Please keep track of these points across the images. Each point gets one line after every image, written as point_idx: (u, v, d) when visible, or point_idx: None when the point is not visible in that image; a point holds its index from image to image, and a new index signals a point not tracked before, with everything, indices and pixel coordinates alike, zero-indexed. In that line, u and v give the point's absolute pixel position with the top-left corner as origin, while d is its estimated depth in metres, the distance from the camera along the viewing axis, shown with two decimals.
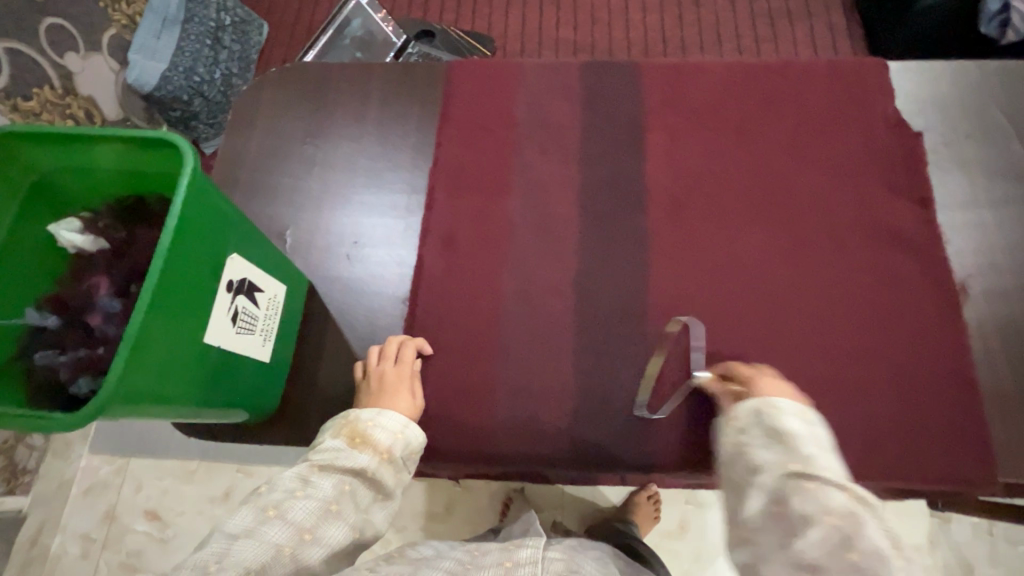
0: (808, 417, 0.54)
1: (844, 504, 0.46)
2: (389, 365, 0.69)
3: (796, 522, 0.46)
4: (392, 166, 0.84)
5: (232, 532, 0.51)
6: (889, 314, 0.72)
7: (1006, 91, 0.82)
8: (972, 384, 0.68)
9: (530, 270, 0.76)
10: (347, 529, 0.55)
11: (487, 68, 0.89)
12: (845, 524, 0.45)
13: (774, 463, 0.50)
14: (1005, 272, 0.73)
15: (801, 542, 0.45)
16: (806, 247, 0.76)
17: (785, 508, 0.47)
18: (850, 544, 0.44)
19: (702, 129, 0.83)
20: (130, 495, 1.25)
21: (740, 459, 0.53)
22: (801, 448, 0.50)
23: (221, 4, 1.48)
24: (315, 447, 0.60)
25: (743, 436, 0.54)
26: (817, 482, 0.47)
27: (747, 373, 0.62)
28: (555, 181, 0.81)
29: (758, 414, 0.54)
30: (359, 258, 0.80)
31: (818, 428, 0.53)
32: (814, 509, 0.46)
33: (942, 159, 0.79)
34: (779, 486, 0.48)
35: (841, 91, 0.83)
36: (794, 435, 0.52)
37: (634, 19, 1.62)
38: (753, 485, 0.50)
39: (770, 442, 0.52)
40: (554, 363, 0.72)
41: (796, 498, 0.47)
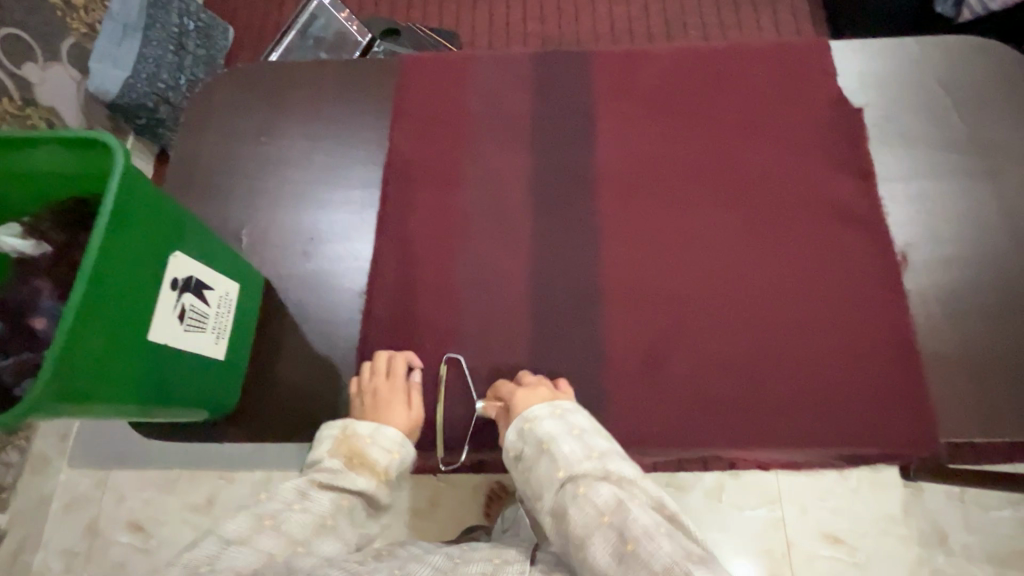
0: (561, 415, 0.63)
1: (606, 493, 0.53)
2: (381, 380, 0.69)
3: (579, 531, 0.52)
4: (346, 162, 0.85)
5: (226, 537, 0.51)
6: (835, 286, 0.74)
7: (944, 65, 0.84)
8: (912, 351, 0.70)
9: (485, 259, 0.77)
10: (340, 544, 0.56)
11: (439, 62, 0.89)
12: (615, 518, 0.51)
13: (549, 475, 0.57)
14: (945, 240, 0.75)
15: (587, 550, 0.51)
16: (754, 223, 0.77)
17: (565, 522, 0.53)
18: (625, 533, 0.50)
19: (650, 113, 0.84)
20: (111, 507, 1.22)
21: (527, 481, 0.60)
22: (559, 452, 0.58)
23: (182, 8, 1.45)
24: (314, 464, 0.61)
25: (524, 459, 0.61)
26: (583, 485, 0.55)
27: (507, 389, 0.68)
28: (509, 171, 0.82)
29: (522, 431, 0.62)
30: (317, 254, 0.80)
31: (573, 421, 0.62)
32: (588, 512, 0.52)
33: (883, 133, 0.81)
34: (559, 501, 0.55)
35: (784, 72, 0.85)
36: (553, 441, 0.60)
37: (599, 10, 1.63)
38: (545, 506, 0.57)
39: (538, 457, 0.60)
40: (511, 350, 0.73)
41: (571, 508, 0.54)
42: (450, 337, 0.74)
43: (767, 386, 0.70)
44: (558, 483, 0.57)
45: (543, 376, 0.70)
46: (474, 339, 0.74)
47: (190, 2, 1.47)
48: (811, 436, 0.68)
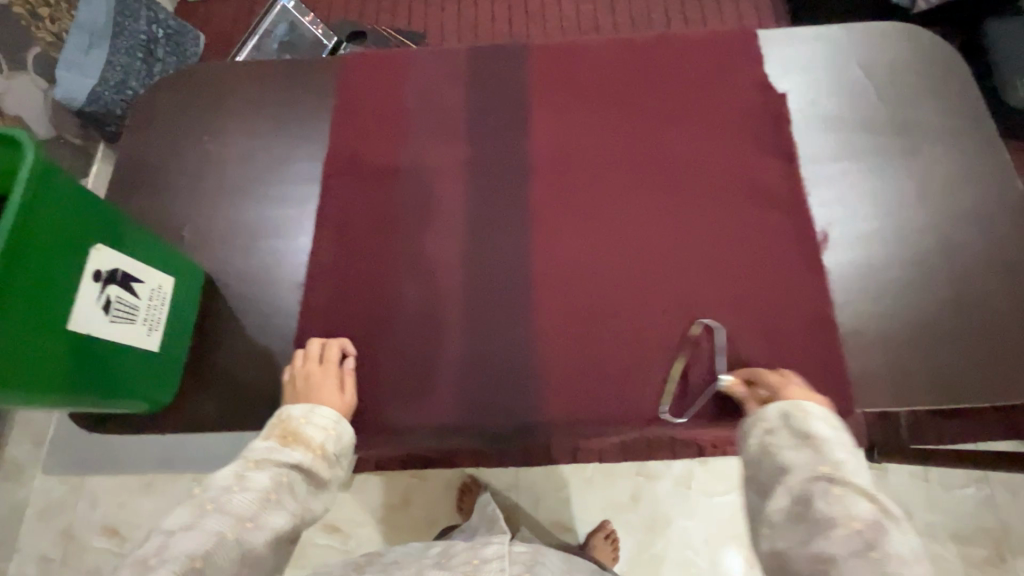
0: (836, 424, 0.58)
1: (865, 507, 0.49)
2: (315, 367, 0.72)
3: (818, 520, 0.49)
4: (287, 159, 0.87)
5: (169, 528, 0.51)
6: (757, 264, 0.76)
7: (862, 51, 0.88)
8: (830, 323, 0.73)
9: (421, 250, 0.80)
10: (288, 515, 0.56)
11: (379, 60, 0.92)
12: (867, 528, 0.47)
13: (805, 464, 0.54)
14: (863, 218, 0.78)
15: (821, 540, 0.48)
16: (680, 207, 0.80)
17: (808, 506, 0.51)
18: (872, 545, 0.45)
19: (581, 103, 0.87)
20: (86, 512, 1.23)
21: (769, 460, 0.57)
22: (831, 451, 0.54)
23: (151, 16, 1.46)
24: (248, 448, 0.61)
25: (775, 439, 0.59)
26: (841, 486, 0.51)
27: (774, 380, 0.66)
28: (445, 163, 0.84)
29: (788, 418, 0.59)
30: (259, 249, 0.82)
31: (847, 436, 0.57)
32: (838, 511, 0.49)
33: (805, 117, 0.84)
34: (802, 485, 0.52)
35: (709, 59, 0.88)
36: (822, 438, 0.56)
37: (564, 9, 1.66)
38: (782, 484, 0.54)
39: (800, 445, 0.56)
40: (445, 335, 0.76)
41: (819, 498, 0.50)
42: (387, 324, 0.76)
43: (692, 363, 0.73)
44: (813, 472, 0.53)
45: (805, 383, 0.66)
46: (412, 324, 0.76)
47: (159, 10, 1.47)
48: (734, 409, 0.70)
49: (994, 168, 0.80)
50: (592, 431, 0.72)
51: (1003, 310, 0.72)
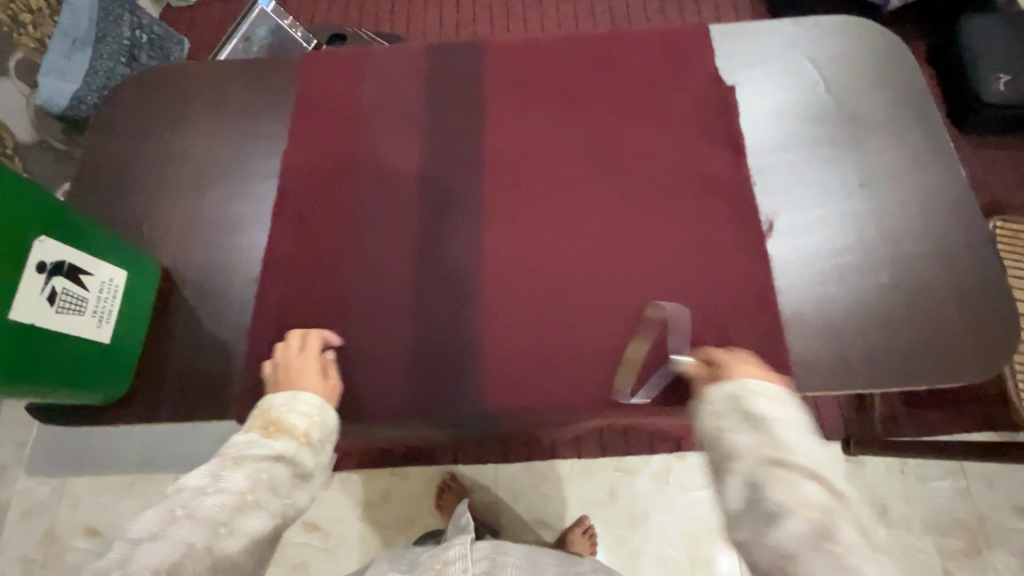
0: (784, 400, 0.56)
1: (814, 492, 0.47)
2: (295, 355, 0.72)
3: (772, 510, 0.47)
4: (247, 155, 0.89)
5: (134, 537, 0.46)
6: (704, 252, 0.77)
7: (810, 44, 0.89)
8: (773, 309, 0.74)
9: (376, 242, 0.81)
10: (266, 517, 0.53)
11: (338, 57, 0.93)
12: (820, 516, 0.45)
13: (752, 449, 0.52)
14: (808, 206, 0.79)
15: (777, 532, 0.45)
16: (629, 197, 0.81)
17: (760, 495, 0.48)
18: (827, 535, 0.43)
19: (534, 96, 0.88)
20: (67, 513, 1.23)
21: (720, 444, 0.55)
22: (777, 432, 0.52)
23: (136, 21, 1.44)
24: (227, 443, 0.59)
25: (722, 422, 0.56)
26: (790, 471, 0.48)
27: (724, 358, 0.64)
28: (401, 157, 0.86)
29: (734, 399, 0.57)
30: (219, 243, 0.84)
31: (795, 413, 0.55)
32: (788, 499, 0.47)
33: (753, 108, 0.86)
34: (751, 471, 0.50)
35: (661, 53, 0.89)
36: (770, 418, 0.54)
37: (543, 11, 1.69)
38: (733, 470, 0.51)
39: (746, 426, 0.54)
40: (396, 324, 0.77)
41: (770, 485, 0.48)
42: (341, 315, 0.78)
43: (639, 349, 0.74)
44: (762, 457, 0.50)
45: (755, 359, 0.65)
46: (362, 315, 0.78)
47: (143, 16, 1.45)
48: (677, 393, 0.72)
49: (938, 156, 0.82)
50: (541, 419, 0.74)
51: (944, 295, 0.74)
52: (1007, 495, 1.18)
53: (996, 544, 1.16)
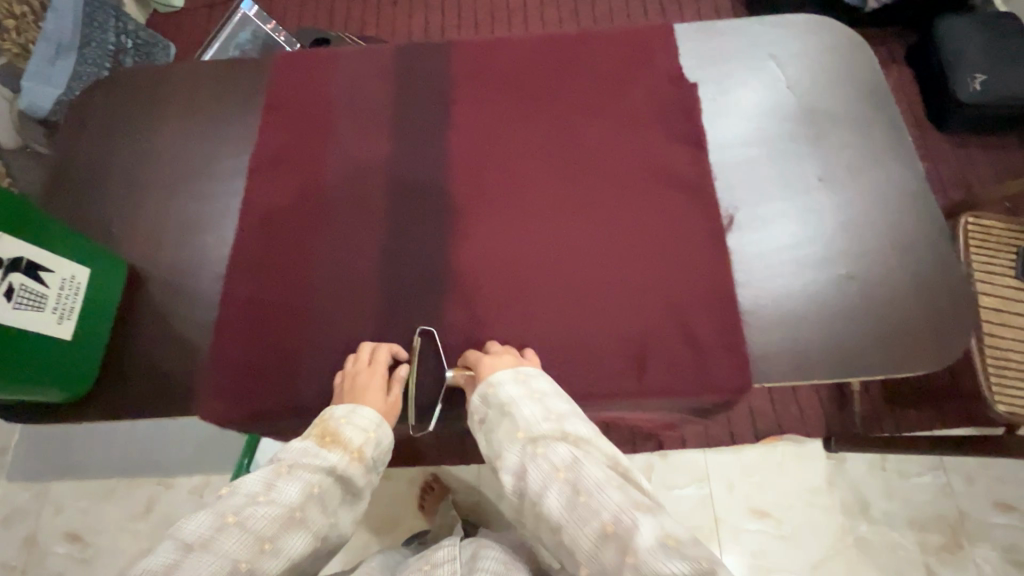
0: (524, 379, 0.66)
1: (561, 452, 0.56)
2: (362, 368, 0.72)
3: (537, 485, 0.55)
4: (216, 154, 0.90)
5: (186, 540, 0.49)
6: (665, 246, 0.78)
7: (772, 42, 0.91)
8: (733, 301, 0.75)
9: (342, 238, 0.82)
10: (308, 538, 0.56)
11: (307, 58, 0.94)
12: (568, 472, 0.54)
13: (510, 436, 0.61)
14: (769, 200, 0.80)
15: (546, 502, 0.53)
16: (593, 192, 0.82)
17: (526, 480, 0.56)
18: (575, 487, 0.52)
19: (500, 94, 0.89)
20: (48, 519, 1.21)
21: (493, 441, 0.63)
22: (520, 413, 0.62)
23: (120, 26, 1.44)
24: (285, 448, 0.61)
25: (489, 423, 0.64)
26: (544, 445, 0.57)
27: (475, 356, 0.71)
28: (368, 155, 0.87)
29: (486, 396, 0.66)
30: (188, 242, 0.85)
31: (534, 383, 0.65)
32: (541, 470, 0.55)
33: (715, 105, 0.87)
34: (514, 461, 0.58)
35: (626, 51, 0.91)
36: (513, 402, 0.63)
37: (527, 16, 1.70)
38: (505, 469, 0.59)
39: (501, 417, 0.63)
40: (360, 318, 0.78)
41: (530, 469, 0.56)
42: (306, 310, 0.78)
43: (600, 341, 0.74)
44: (519, 442, 0.59)
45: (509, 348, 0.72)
46: (326, 311, 0.78)
47: (127, 20, 1.46)
48: (637, 384, 0.72)
49: (898, 151, 0.83)
50: None
51: (902, 286, 0.74)
52: (988, 490, 1.18)
53: (978, 540, 1.15)
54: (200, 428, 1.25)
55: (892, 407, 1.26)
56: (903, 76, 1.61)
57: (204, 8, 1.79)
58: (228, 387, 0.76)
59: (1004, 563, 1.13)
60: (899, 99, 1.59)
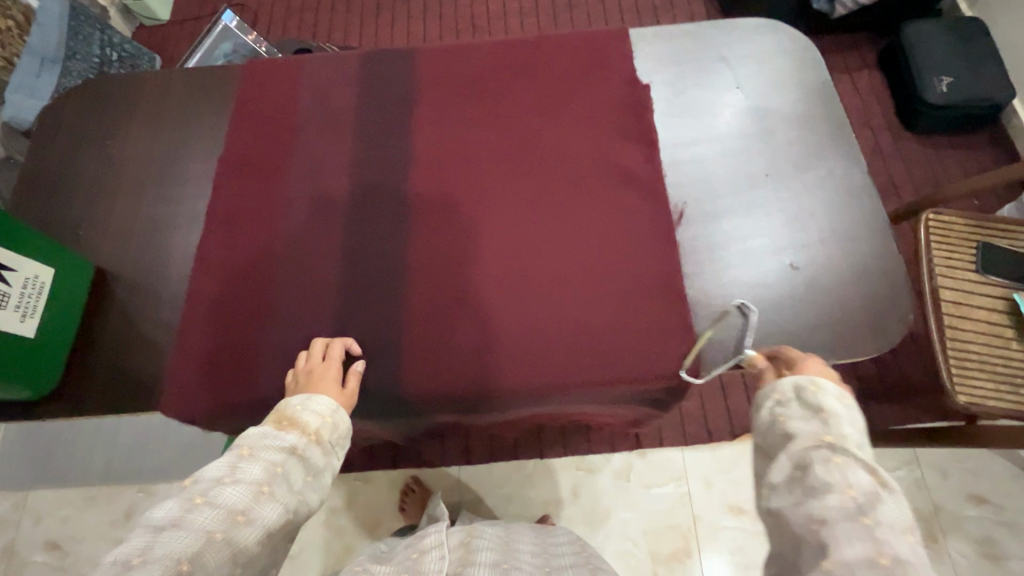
0: (847, 399, 0.55)
1: (866, 479, 0.47)
2: (317, 363, 0.74)
3: (815, 486, 0.47)
4: (184, 159, 0.92)
5: (155, 524, 0.49)
6: (615, 241, 0.81)
7: (723, 45, 0.94)
8: (680, 294, 0.77)
9: (303, 237, 0.84)
10: (280, 509, 0.55)
11: (276, 65, 0.97)
12: (862, 497, 0.46)
13: (811, 434, 0.52)
14: (718, 197, 0.83)
15: (816, 503, 0.46)
16: (546, 191, 0.85)
17: (807, 472, 0.49)
18: (864, 511, 0.45)
19: (460, 98, 0.92)
20: (29, 528, 1.21)
21: (774, 426, 0.55)
22: (839, 424, 0.52)
23: (105, 39, 1.45)
24: (243, 434, 0.61)
25: (787, 409, 0.55)
26: (844, 457, 0.49)
27: (796, 357, 0.63)
28: (331, 158, 0.89)
29: (801, 391, 0.55)
30: (156, 244, 0.87)
31: (856, 416, 0.54)
32: (837, 479, 0.47)
33: (666, 107, 0.90)
34: (803, 451, 0.50)
35: (582, 56, 0.94)
36: (832, 412, 0.53)
37: (505, 25, 1.74)
38: (785, 451, 0.52)
39: (810, 416, 0.53)
40: (317, 314, 0.80)
41: (820, 465, 0.49)
42: (267, 308, 0.80)
43: (550, 333, 0.77)
44: (818, 442, 0.50)
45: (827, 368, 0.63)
46: (287, 309, 0.80)
47: (113, 34, 1.46)
48: (586, 374, 0.74)
49: (843, 148, 0.86)
50: (458, 404, 0.76)
51: (846, 277, 0.77)
52: (961, 484, 1.20)
53: (952, 532, 1.17)
54: (180, 432, 1.24)
55: (866, 403, 1.29)
56: (872, 79, 1.65)
57: (188, 20, 1.81)
58: (190, 384, 0.77)
59: (978, 557, 1.15)
60: (868, 102, 1.62)
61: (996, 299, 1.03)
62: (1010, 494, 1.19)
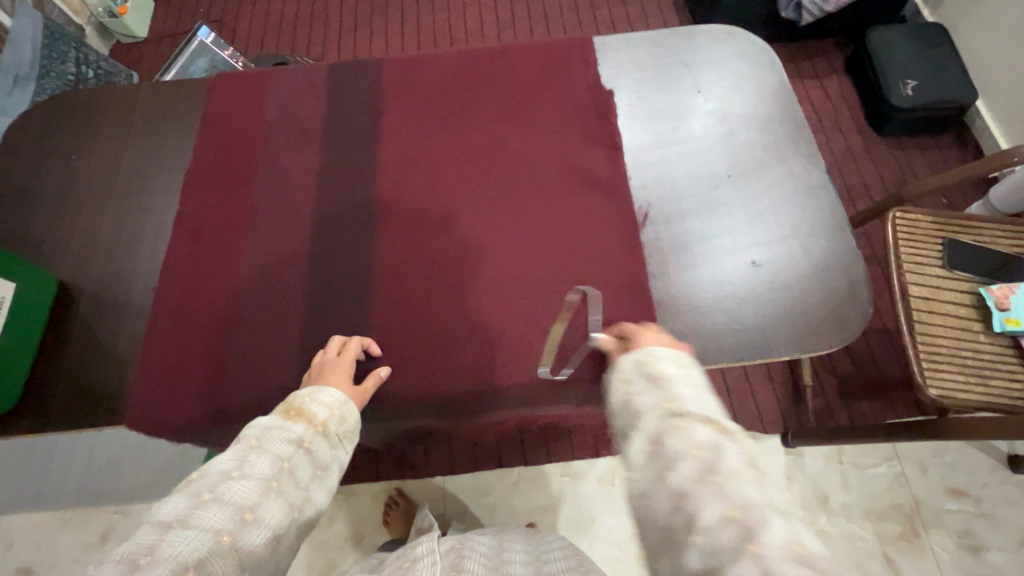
0: (683, 361, 0.56)
1: (706, 434, 0.47)
2: (331, 358, 0.73)
3: (668, 459, 0.46)
4: (150, 172, 0.93)
5: (164, 520, 0.48)
6: (579, 243, 0.82)
7: (684, 49, 0.96)
8: (644, 293, 0.78)
9: (268, 247, 0.84)
10: (287, 508, 0.54)
11: (243, 77, 0.98)
12: (709, 454, 0.45)
13: (655, 405, 0.51)
14: (680, 198, 0.85)
15: (673, 476, 0.45)
16: (511, 195, 0.86)
17: (661, 447, 0.47)
18: (712, 468, 0.44)
19: (427, 107, 0.93)
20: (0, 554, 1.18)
21: (625, 405, 0.54)
22: (675, 387, 0.52)
23: (81, 57, 1.44)
24: (249, 425, 0.60)
25: (632, 386, 0.55)
26: (686, 420, 0.48)
27: (632, 329, 0.66)
28: (297, 167, 0.90)
29: (640, 364, 0.56)
30: (121, 257, 0.87)
31: (695, 372, 0.54)
32: (683, 446, 0.46)
33: (629, 111, 0.92)
34: (652, 427, 0.49)
35: (547, 64, 0.95)
36: (668, 376, 0.53)
37: (483, 38, 1.77)
38: (636, 429, 0.51)
39: (649, 386, 0.53)
40: (283, 324, 0.79)
41: (668, 436, 0.48)
42: (232, 319, 0.80)
43: (514, 334, 0.77)
44: (663, 410, 0.50)
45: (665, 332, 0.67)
46: (253, 317, 0.80)
47: (89, 52, 1.45)
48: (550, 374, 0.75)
49: (802, 148, 0.88)
50: (424, 409, 0.76)
51: (805, 273, 0.78)
52: (940, 478, 1.21)
53: (932, 526, 1.18)
54: (159, 453, 1.20)
55: (844, 401, 1.30)
56: (841, 83, 1.69)
57: (166, 37, 1.81)
58: (155, 396, 0.77)
59: (959, 550, 1.15)
60: (838, 105, 1.66)
61: (962, 294, 1.05)
62: (987, 486, 1.20)
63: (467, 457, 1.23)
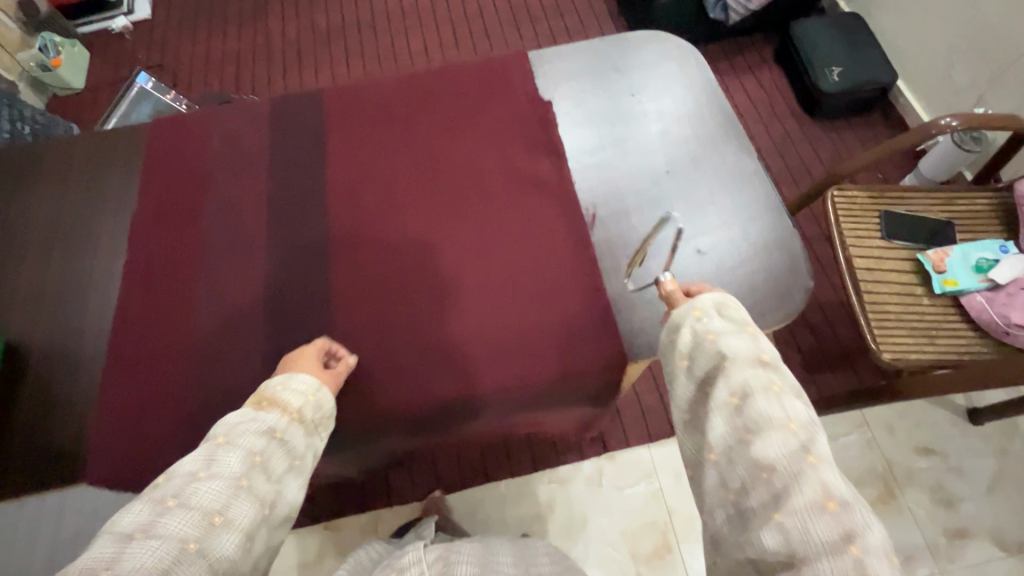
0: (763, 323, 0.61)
1: (800, 407, 0.50)
2: (297, 355, 0.74)
3: (757, 421, 0.49)
4: (95, 218, 0.92)
5: (126, 531, 0.47)
6: (531, 246, 0.84)
7: (615, 55, 1.01)
8: (600, 291, 0.81)
9: (221, 281, 0.84)
10: (256, 507, 0.54)
11: (185, 117, 0.97)
12: (803, 431, 0.48)
13: (748, 353, 0.55)
14: (626, 196, 0.88)
15: (762, 444, 0.48)
16: (460, 208, 0.88)
17: (747, 401, 0.51)
18: (807, 448, 0.47)
19: (373, 131, 0.94)
20: None
21: (707, 343, 0.58)
22: (765, 343, 0.57)
23: (15, 113, 1.40)
24: (219, 423, 0.61)
25: (711, 327, 0.59)
26: (780, 389, 0.51)
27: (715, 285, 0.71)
28: (247, 201, 0.90)
29: (723, 309, 0.61)
30: (68, 308, 0.86)
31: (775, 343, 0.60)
32: (777, 412, 0.50)
33: (570, 118, 0.95)
34: (741, 378, 0.53)
35: (488, 79, 0.98)
36: (756, 331, 0.58)
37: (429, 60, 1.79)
38: (725, 375, 0.54)
39: (738, 333, 0.58)
40: (244, 356, 0.79)
41: (758, 394, 0.51)
42: (190, 356, 0.79)
43: (474, 338, 0.79)
44: (756, 368, 0.53)
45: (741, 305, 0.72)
46: (212, 351, 0.79)
47: (23, 107, 1.41)
48: (514, 372, 0.76)
49: (733, 139, 0.92)
50: (396, 426, 0.77)
51: (749, 255, 0.83)
52: (907, 437, 1.27)
53: (907, 485, 1.22)
54: None
55: (810, 374, 1.35)
56: (773, 75, 1.78)
57: (105, 87, 1.78)
58: (117, 443, 0.75)
59: (933, 505, 1.20)
60: (773, 96, 1.74)
61: (902, 262, 1.11)
62: (951, 440, 1.26)
63: (453, 475, 1.23)
